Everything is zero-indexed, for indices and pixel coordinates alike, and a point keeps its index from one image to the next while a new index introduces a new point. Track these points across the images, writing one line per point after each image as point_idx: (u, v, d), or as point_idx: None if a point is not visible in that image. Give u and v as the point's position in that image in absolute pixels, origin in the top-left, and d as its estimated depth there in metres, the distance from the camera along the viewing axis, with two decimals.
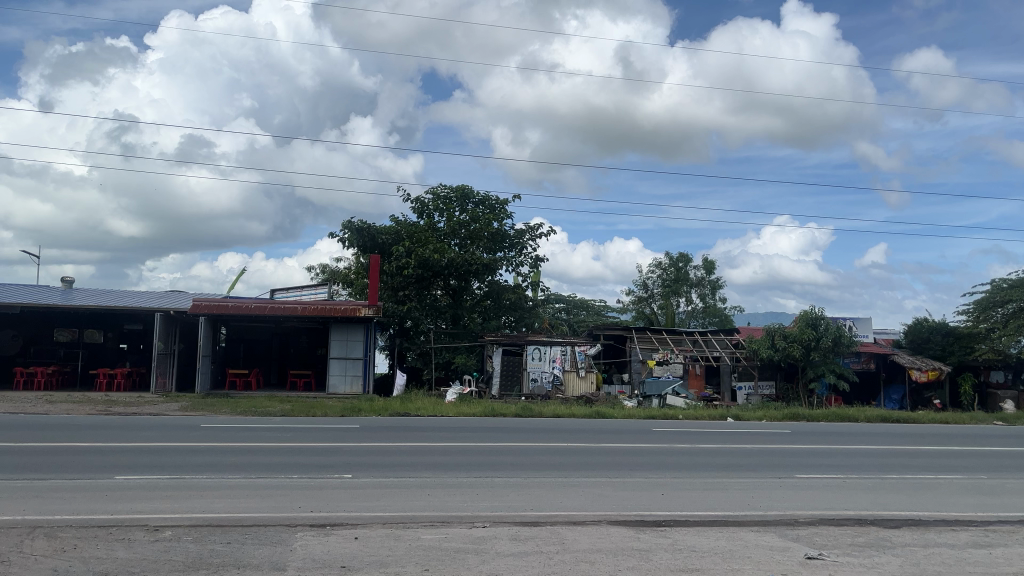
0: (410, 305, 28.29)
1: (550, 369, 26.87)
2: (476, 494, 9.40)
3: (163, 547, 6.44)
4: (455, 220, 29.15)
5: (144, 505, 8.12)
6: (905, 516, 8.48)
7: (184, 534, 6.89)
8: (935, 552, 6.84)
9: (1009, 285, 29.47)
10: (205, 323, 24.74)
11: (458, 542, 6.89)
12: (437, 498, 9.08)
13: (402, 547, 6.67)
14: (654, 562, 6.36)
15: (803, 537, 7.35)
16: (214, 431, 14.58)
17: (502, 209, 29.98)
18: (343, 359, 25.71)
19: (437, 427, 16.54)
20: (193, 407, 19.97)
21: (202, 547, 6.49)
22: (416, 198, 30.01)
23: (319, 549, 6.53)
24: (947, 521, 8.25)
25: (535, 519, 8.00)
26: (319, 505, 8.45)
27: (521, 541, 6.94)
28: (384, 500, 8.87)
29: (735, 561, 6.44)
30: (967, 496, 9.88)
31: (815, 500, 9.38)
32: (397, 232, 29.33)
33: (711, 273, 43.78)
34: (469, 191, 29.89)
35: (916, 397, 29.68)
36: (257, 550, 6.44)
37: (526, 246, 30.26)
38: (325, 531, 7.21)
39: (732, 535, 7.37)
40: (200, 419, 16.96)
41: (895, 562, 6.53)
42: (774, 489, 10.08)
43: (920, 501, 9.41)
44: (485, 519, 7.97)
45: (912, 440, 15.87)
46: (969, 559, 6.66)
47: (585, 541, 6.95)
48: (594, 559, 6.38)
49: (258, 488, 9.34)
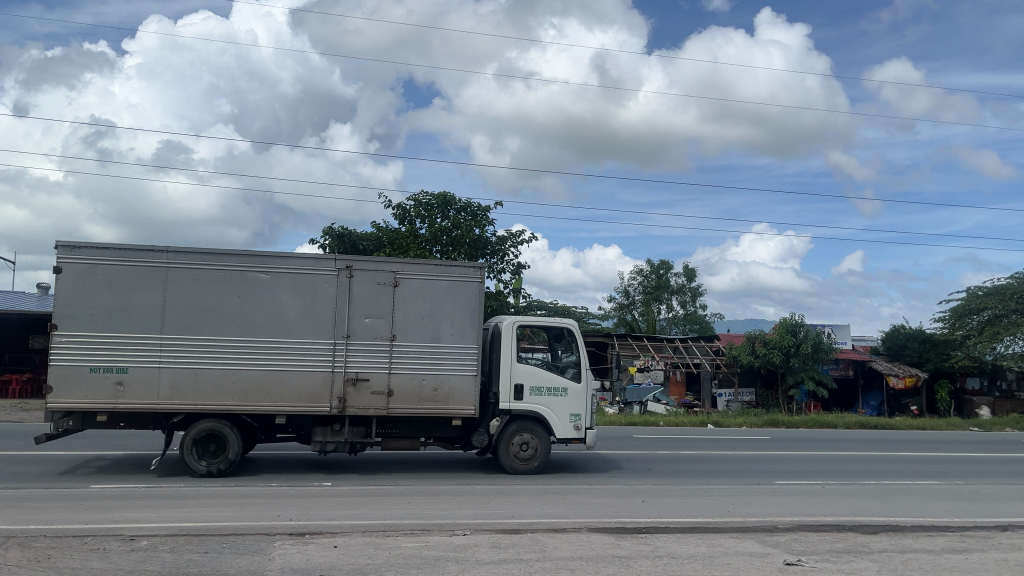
0: None
1: None
2: (457, 502, 9.35)
3: (140, 557, 6.36)
4: (436, 227, 29.05)
5: (122, 515, 8.00)
6: (881, 521, 8.57)
7: (160, 544, 6.81)
8: (911, 557, 6.89)
9: (984, 293, 30.10)
10: None
11: (439, 549, 6.87)
12: (419, 506, 9.04)
13: (381, 555, 6.63)
14: (634, 569, 6.36)
15: (783, 543, 7.38)
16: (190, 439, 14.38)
17: (484, 216, 29.95)
18: None
19: None
20: None
21: (179, 557, 6.41)
22: (398, 204, 29.92)
23: (298, 558, 6.47)
24: (922, 526, 8.34)
25: (516, 526, 7.99)
26: (298, 514, 8.39)
27: (501, 548, 6.93)
28: (365, 508, 8.83)
29: (714, 568, 6.47)
30: (942, 501, 9.98)
31: (794, 505, 9.47)
32: (377, 238, 29.20)
33: (691, 280, 44.04)
34: (450, 198, 29.82)
35: (893, 403, 29.89)
36: (235, 559, 6.38)
37: (508, 253, 30.25)
38: (305, 540, 7.15)
39: (713, 542, 7.38)
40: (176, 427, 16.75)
41: (874, 568, 6.57)
42: (755, 496, 10.13)
43: (896, 506, 9.51)
44: (466, 527, 7.95)
45: (889, 447, 16.03)
46: (946, 564, 6.71)
47: (566, 549, 6.94)
48: (575, 567, 6.37)
49: (238, 496, 9.25)
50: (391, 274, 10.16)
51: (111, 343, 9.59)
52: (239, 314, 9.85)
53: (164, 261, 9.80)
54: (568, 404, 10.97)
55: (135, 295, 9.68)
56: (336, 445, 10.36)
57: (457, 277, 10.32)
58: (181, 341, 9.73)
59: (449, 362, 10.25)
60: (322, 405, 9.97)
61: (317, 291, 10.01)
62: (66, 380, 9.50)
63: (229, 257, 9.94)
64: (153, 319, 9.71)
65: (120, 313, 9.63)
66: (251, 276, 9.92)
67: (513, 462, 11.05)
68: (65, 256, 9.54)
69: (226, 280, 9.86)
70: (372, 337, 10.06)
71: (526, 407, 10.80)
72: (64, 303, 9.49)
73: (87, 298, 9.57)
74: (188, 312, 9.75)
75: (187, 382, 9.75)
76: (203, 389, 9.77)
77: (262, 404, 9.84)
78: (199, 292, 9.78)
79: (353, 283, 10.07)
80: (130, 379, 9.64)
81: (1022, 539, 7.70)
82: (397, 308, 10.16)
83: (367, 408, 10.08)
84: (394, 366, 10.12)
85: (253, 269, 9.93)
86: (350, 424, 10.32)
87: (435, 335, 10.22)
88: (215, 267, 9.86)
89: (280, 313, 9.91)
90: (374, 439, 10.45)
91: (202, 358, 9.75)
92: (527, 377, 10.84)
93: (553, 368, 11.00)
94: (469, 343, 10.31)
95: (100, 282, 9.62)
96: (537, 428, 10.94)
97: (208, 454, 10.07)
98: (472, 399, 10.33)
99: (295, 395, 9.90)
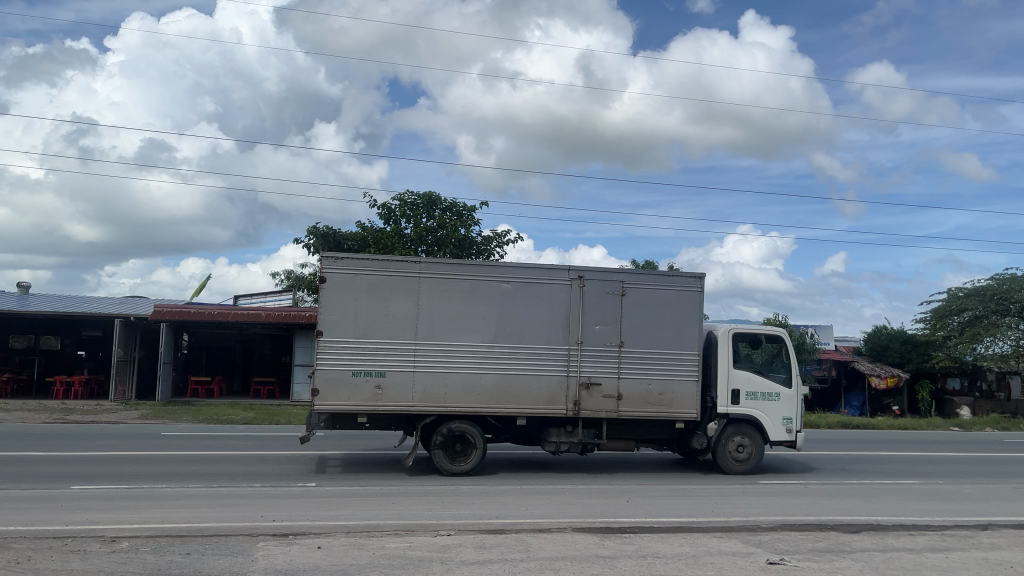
0: None
1: None
2: (442, 502, 9.34)
3: (121, 558, 6.31)
4: (422, 226, 29.01)
5: (103, 516, 7.93)
6: (863, 521, 8.63)
7: (141, 545, 6.75)
8: (892, 557, 6.94)
9: (964, 293, 30.41)
10: (167, 330, 24.33)
11: (423, 550, 6.86)
12: (403, 506, 9.02)
13: (365, 556, 6.62)
14: (618, 569, 6.38)
15: (765, 543, 7.43)
16: (173, 440, 14.29)
17: (469, 216, 29.94)
18: (308, 367, 25.45)
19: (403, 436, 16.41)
20: (153, 415, 19.57)
21: (161, 558, 6.37)
22: (383, 204, 29.87)
23: (281, 559, 6.45)
24: (903, 526, 8.41)
25: (500, 527, 7.99)
26: (282, 515, 8.35)
27: (485, 549, 6.93)
28: (349, 509, 8.80)
29: (697, 567, 6.50)
30: (923, 501, 10.06)
31: (777, 505, 9.52)
32: (362, 238, 29.16)
33: None
34: (436, 198, 29.80)
35: (875, 404, 29.82)
36: (217, 560, 6.35)
37: (493, 253, 30.24)
38: (288, 541, 7.13)
39: (696, 542, 7.42)
40: (159, 428, 16.63)
41: (855, 567, 6.62)
42: (739, 496, 10.17)
43: (878, 506, 9.58)
44: (451, 527, 7.95)
45: (871, 447, 16.15)
46: (926, 563, 6.77)
47: (550, 549, 6.95)
48: (559, 567, 6.39)
49: (222, 497, 9.20)
50: (619, 284, 10.90)
51: (374, 349, 10.44)
52: (485, 323, 10.67)
53: (418, 272, 10.62)
54: (781, 408, 11.45)
55: (392, 303, 10.52)
56: (568, 446, 11.05)
57: (680, 287, 11.02)
58: (430, 347, 10.56)
59: (674, 368, 10.95)
60: (559, 408, 10.75)
61: (554, 300, 10.79)
62: (331, 383, 10.37)
63: (475, 268, 10.75)
64: (408, 326, 10.55)
65: (380, 321, 10.46)
66: (496, 286, 10.72)
67: (729, 464, 11.52)
68: (330, 267, 10.40)
69: (472, 290, 10.67)
70: (603, 344, 10.81)
71: (742, 411, 11.30)
72: (328, 313, 10.36)
73: (351, 306, 10.43)
74: (443, 321, 10.60)
75: (439, 386, 10.60)
76: (452, 392, 10.61)
77: (508, 406, 10.66)
78: (446, 302, 10.59)
79: (584, 293, 10.84)
80: (387, 383, 10.47)
81: (1001, 538, 7.77)
82: (625, 316, 10.88)
83: (599, 411, 10.82)
84: (623, 372, 10.87)
85: (497, 280, 10.73)
86: (583, 426, 11.05)
87: (659, 342, 10.93)
88: (463, 277, 10.67)
89: (525, 322, 10.72)
90: (607, 441, 11.15)
91: (453, 364, 10.57)
92: (744, 383, 11.34)
93: (768, 374, 11.51)
94: (690, 350, 10.98)
95: (361, 291, 10.46)
96: (753, 431, 11.43)
97: (452, 453, 10.86)
98: (695, 402, 10.98)
99: (534, 397, 10.71)
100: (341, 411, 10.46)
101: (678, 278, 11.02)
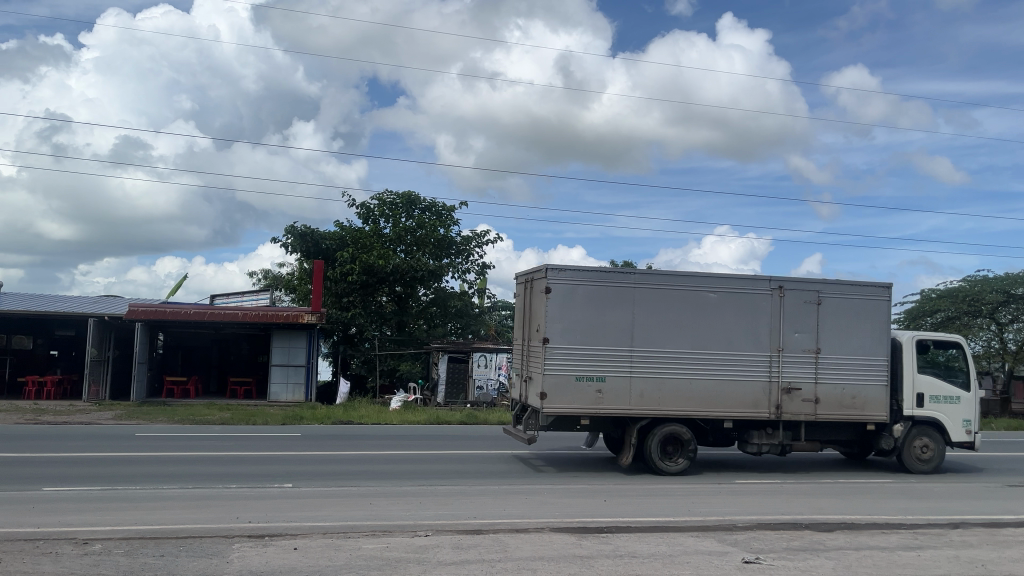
0: (355, 311, 28.02)
1: (496, 377, 26.78)
2: (419, 503, 9.32)
3: (93, 561, 6.24)
4: (400, 226, 28.91)
5: (75, 518, 7.83)
6: (838, 519, 8.72)
7: (114, 548, 6.67)
8: (866, 555, 7.03)
9: (938, 295, 30.70)
10: (142, 329, 24.08)
11: (399, 551, 6.84)
12: (381, 507, 8.99)
13: (342, 557, 6.58)
14: (595, 569, 6.40)
15: (741, 541, 7.49)
16: (147, 441, 14.13)
17: (449, 215, 29.90)
18: (285, 367, 25.28)
19: (381, 435, 16.37)
20: (127, 416, 19.34)
21: (133, 561, 6.30)
22: (361, 203, 29.74)
23: (256, 561, 6.41)
24: (876, 524, 8.51)
25: (478, 527, 7.99)
26: (257, 516, 8.28)
27: (462, 549, 6.92)
28: (325, 510, 8.75)
29: (674, 566, 6.53)
30: (896, 499, 10.19)
31: (753, 504, 9.59)
32: (341, 238, 29.01)
33: None
34: (415, 198, 29.71)
35: None
36: (191, 563, 6.29)
37: (472, 253, 30.21)
38: (264, 542, 7.08)
39: (673, 541, 7.46)
40: (134, 428, 16.45)
41: (829, 565, 6.69)
42: (715, 495, 10.25)
43: (852, 505, 9.69)
44: (428, 528, 7.94)
45: None
46: (899, 561, 6.85)
47: (528, 549, 6.96)
48: (536, 567, 6.39)
49: (197, 498, 9.11)
50: (815, 293, 11.54)
51: (594, 355, 11.18)
52: (698, 332, 11.37)
53: (633, 282, 11.36)
54: (961, 411, 12.16)
55: (613, 312, 11.28)
56: (768, 447, 11.71)
57: (869, 295, 11.64)
58: (645, 353, 11.29)
59: (866, 371, 11.62)
60: (762, 411, 11.39)
61: (755, 307, 11.45)
62: (559, 387, 11.11)
63: (686, 280, 11.49)
64: (625, 334, 11.28)
65: (601, 329, 11.22)
66: (701, 296, 11.43)
67: (913, 464, 12.15)
68: (555, 277, 11.19)
69: (677, 299, 11.38)
70: (800, 350, 11.45)
71: (927, 414, 11.96)
72: (552, 321, 11.14)
73: (571, 315, 11.17)
74: (656, 328, 11.31)
75: (654, 391, 11.32)
76: (665, 395, 11.31)
77: (720, 410, 11.33)
78: (661, 310, 11.34)
79: (784, 301, 11.48)
80: (607, 387, 11.21)
81: (973, 536, 7.89)
82: (821, 323, 11.53)
83: (799, 414, 11.47)
84: (819, 376, 11.53)
85: (704, 291, 11.44)
86: (783, 428, 11.71)
87: (854, 348, 11.58)
88: (670, 287, 11.39)
89: (735, 329, 11.40)
90: (804, 443, 11.79)
91: (668, 371, 11.29)
92: (926, 387, 12.05)
93: (950, 380, 12.21)
94: (880, 355, 11.65)
95: (580, 301, 11.21)
96: (934, 432, 11.99)
97: (665, 457, 11.44)
98: (885, 406, 11.67)
99: (740, 401, 11.37)
100: (566, 414, 11.15)
101: (866, 287, 11.65)
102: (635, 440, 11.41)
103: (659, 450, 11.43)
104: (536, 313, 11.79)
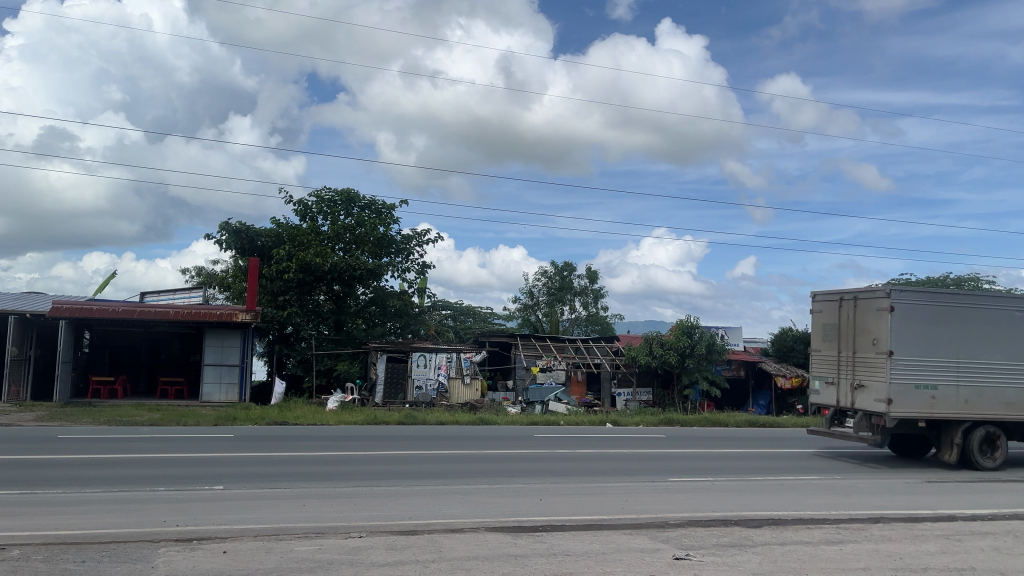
0: (291, 310, 27.56)
1: (435, 377, 26.85)
2: (353, 504, 9.24)
3: (10, 567, 6.01)
4: (339, 224, 28.55)
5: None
6: (765, 515, 8.96)
7: (32, 554, 6.43)
8: (791, 549, 7.24)
9: None
10: (67, 327, 23.24)
11: (332, 553, 6.76)
12: (314, 509, 8.87)
13: (273, 560, 6.48)
14: (529, 567, 6.44)
15: (672, 538, 7.62)
16: (72, 442, 13.66)
17: (389, 213, 29.69)
18: (218, 367, 24.70)
19: (316, 436, 16.18)
20: (50, 416, 18.67)
21: (52, 567, 6.09)
22: (299, 200, 29.29)
23: (183, 565, 6.26)
24: (802, 520, 8.78)
25: (412, 528, 7.95)
26: (185, 519, 8.09)
27: (397, 550, 6.88)
28: (256, 512, 8.59)
29: (606, 564, 6.61)
30: (822, 495, 10.51)
31: (684, 501, 9.79)
32: (277, 235, 28.49)
33: (594, 282, 44.88)
34: (355, 195, 29.38)
35: (780, 403, 31.03)
36: (114, 568, 6.11)
37: (412, 252, 30.09)
38: (192, 546, 6.92)
39: (606, 539, 7.56)
40: (58, 429, 15.88)
41: (755, 560, 6.86)
42: (648, 492, 10.43)
43: (779, 501, 9.95)
44: (361, 529, 7.86)
45: (776, 444, 16.80)
46: (821, 555, 7.08)
47: (462, 549, 6.96)
48: (470, 566, 6.40)
49: (123, 502, 8.84)
50: None
51: (930, 364, 12.46)
52: (1013, 344, 12.87)
53: (955, 302, 12.68)
54: None
55: (941, 327, 12.58)
56: None
57: None
58: (968, 364, 12.67)
59: None
60: None
61: None
62: (902, 393, 12.33)
63: (1000, 301, 12.91)
64: (952, 346, 12.61)
65: (936, 342, 12.49)
66: (1015, 314, 12.89)
67: None
68: (897, 297, 12.38)
69: (1001, 318, 12.82)
70: None
71: None
72: (894, 335, 12.32)
73: (911, 331, 12.40)
74: (980, 343, 12.71)
75: (975, 397, 12.69)
76: (987, 402, 12.71)
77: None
78: (984, 329, 12.75)
79: None
80: (938, 393, 12.52)
81: (891, 530, 8.20)
82: None
83: None
84: None
85: (1014, 309, 12.90)
86: None
87: None
88: (994, 308, 12.80)
89: None
90: None
91: (990, 379, 12.70)
92: None
93: None
94: None
95: (916, 318, 12.43)
96: None
97: (985, 455, 12.64)
98: None
99: None
100: (908, 417, 12.40)
101: None
102: (958, 440, 12.67)
103: (978, 448, 12.63)
104: (862, 327, 12.92)
